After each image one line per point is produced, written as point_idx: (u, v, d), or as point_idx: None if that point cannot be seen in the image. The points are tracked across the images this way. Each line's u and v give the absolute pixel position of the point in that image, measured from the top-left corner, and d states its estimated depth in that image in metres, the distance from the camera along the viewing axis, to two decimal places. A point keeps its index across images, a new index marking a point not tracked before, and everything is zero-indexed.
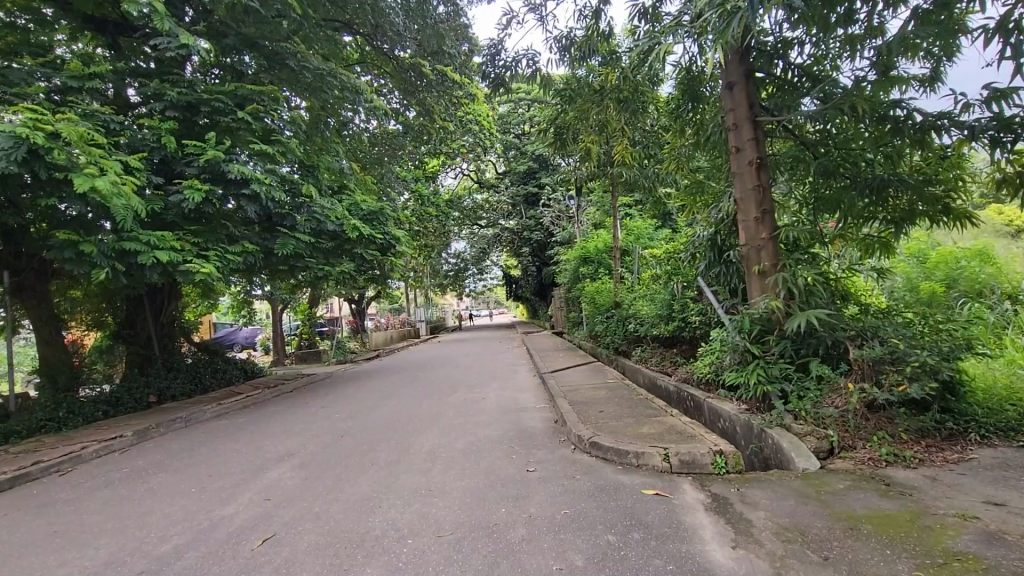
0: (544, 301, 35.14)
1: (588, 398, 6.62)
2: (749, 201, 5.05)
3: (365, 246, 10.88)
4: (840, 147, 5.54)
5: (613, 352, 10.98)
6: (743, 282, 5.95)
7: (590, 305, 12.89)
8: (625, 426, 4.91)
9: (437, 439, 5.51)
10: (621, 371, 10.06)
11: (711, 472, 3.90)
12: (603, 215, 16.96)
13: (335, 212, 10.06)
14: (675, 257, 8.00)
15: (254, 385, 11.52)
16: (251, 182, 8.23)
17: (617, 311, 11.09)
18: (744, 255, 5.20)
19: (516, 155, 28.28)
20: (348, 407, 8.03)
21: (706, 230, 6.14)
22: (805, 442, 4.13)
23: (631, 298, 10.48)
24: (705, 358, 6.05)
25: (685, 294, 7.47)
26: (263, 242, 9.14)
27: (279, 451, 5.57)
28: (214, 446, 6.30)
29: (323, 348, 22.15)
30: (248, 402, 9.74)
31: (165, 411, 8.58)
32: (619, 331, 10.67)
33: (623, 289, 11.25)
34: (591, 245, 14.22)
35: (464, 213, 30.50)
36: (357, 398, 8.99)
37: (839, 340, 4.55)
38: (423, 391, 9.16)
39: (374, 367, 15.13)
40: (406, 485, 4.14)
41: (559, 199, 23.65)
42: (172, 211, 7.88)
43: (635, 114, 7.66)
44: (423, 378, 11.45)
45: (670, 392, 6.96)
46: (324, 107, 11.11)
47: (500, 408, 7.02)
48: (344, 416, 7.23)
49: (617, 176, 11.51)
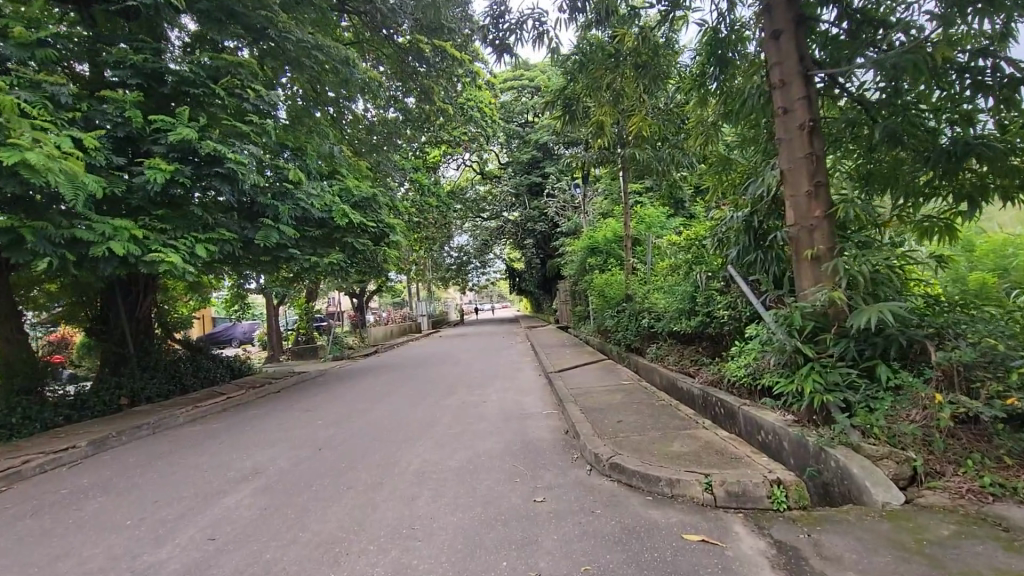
0: (548, 295, 34.28)
1: (602, 403, 5.81)
2: (800, 172, 4.20)
3: (357, 235, 10.05)
4: (896, 112, 4.57)
5: (624, 350, 10.14)
6: (784, 270, 5.11)
7: (599, 299, 12.05)
8: (651, 442, 4.09)
9: (428, 454, 4.70)
10: (634, 370, 9.24)
11: (767, 507, 3.08)
12: (612, 204, 16.10)
13: (323, 198, 9.24)
14: (698, 245, 7.16)
15: (239, 385, 10.74)
16: (226, 163, 7.45)
17: (628, 305, 10.25)
18: (791, 238, 4.35)
19: (520, 144, 27.41)
20: (334, 412, 7.23)
21: (741, 210, 5.30)
22: (882, 467, 3.32)
23: (645, 290, 9.64)
24: (739, 359, 5.22)
25: (710, 286, 6.63)
26: (243, 230, 8.33)
27: (243, 469, 4.76)
28: (176, 459, 5.52)
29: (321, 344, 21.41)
30: (229, 405, 8.96)
31: (134, 415, 7.80)
32: (631, 326, 9.84)
33: (635, 281, 10.40)
34: (599, 235, 13.37)
35: (466, 205, 29.65)
36: (345, 400, 8.20)
37: (915, 340, 3.73)
38: (418, 392, 8.35)
39: (370, 364, 14.34)
40: (385, 521, 3.33)
41: (564, 189, 22.77)
42: (137, 194, 7.14)
43: (652, 83, 6.82)
44: (420, 376, 10.66)
45: (695, 396, 6.13)
46: (313, 85, 10.28)
47: (504, 414, 6.22)
48: (327, 424, 6.41)
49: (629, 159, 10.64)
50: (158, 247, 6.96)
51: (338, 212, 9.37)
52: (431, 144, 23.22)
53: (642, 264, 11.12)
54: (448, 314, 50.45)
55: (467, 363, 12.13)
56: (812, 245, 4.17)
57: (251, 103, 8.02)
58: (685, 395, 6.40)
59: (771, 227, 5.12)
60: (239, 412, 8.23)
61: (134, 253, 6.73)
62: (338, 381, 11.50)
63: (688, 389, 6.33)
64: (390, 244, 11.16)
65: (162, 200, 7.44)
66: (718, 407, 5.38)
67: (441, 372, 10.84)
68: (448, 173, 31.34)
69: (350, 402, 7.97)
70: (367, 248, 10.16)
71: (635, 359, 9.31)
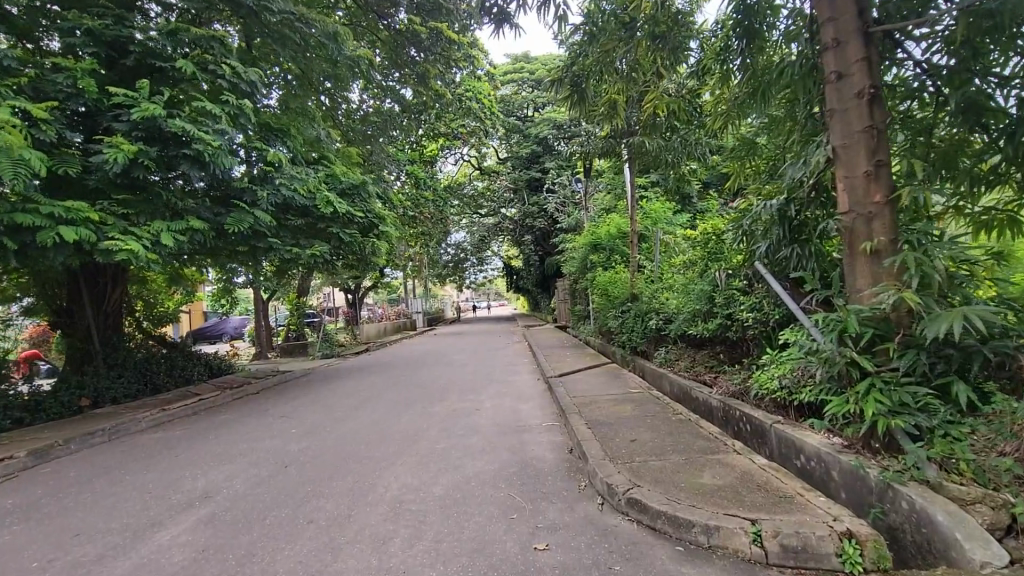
0: (546, 293, 33.61)
1: (612, 417, 5.12)
2: (856, 149, 3.51)
3: (344, 226, 9.34)
4: (963, 83, 3.89)
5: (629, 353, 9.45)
6: (825, 266, 4.44)
7: (602, 299, 11.34)
8: (677, 470, 3.41)
9: (411, 478, 4.01)
10: (641, 375, 8.56)
11: (836, 568, 2.39)
12: (615, 200, 15.41)
13: (307, 185, 8.53)
14: (716, 240, 6.47)
15: (216, 385, 10.02)
16: (195, 144, 6.69)
17: (634, 305, 9.55)
18: (843, 229, 3.65)
19: (519, 138, 26.70)
20: (311, 419, 6.53)
21: (775, 198, 4.62)
22: (973, 514, 2.65)
23: (654, 290, 8.94)
24: (772, 369, 4.54)
25: (731, 285, 5.94)
26: (216, 218, 7.62)
27: (193, 491, 4.05)
28: (124, 473, 4.81)
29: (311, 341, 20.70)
30: (201, 407, 8.24)
31: (92, 419, 7.08)
32: (636, 328, 9.15)
33: (643, 280, 9.68)
34: (602, 230, 12.67)
35: (464, 201, 28.92)
36: (327, 405, 7.50)
37: (1001, 354, 3.05)
38: (406, 396, 7.66)
39: (359, 363, 13.61)
40: (346, 574, 2.63)
41: (565, 185, 22.07)
42: (94, 173, 6.43)
43: (670, 59, 6.11)
44: (411, 378, 9.98)
45: (714, 408, 5.46)
46: (299, 64, 9.54)
47: (499, 425, 5.53)
48: (301, 434, 5.71)
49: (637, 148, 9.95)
50: (117, 233, 6.26)
51: (323, 199, 8.65)
52: (428, 137, 22.50)
53: (650, 262, 10.43)
54: (444, 312, 49.71)
55: (461, 364, 11.42)
56: (869, 237, 3.48)
57: (226, 77, 7.22)
58: (703, 407, 5.71)
59: (813, 217, 4.44)
60: (210, 416, 7.52)
61: (88, 239, 6.03)
62: (324, 382, 10.78)
63: (707, 400, 5.65)
64: (380, 237, 10.43)
65: (124, 183, 6.72)
66: (746, 423, 4.70)
67: (432, 374, 10.14)
68: (446, 167, 30.61)
69: (331, 407, 7.27)
70: (354, 240, 9.44)
71: (642, 364, 8.61)
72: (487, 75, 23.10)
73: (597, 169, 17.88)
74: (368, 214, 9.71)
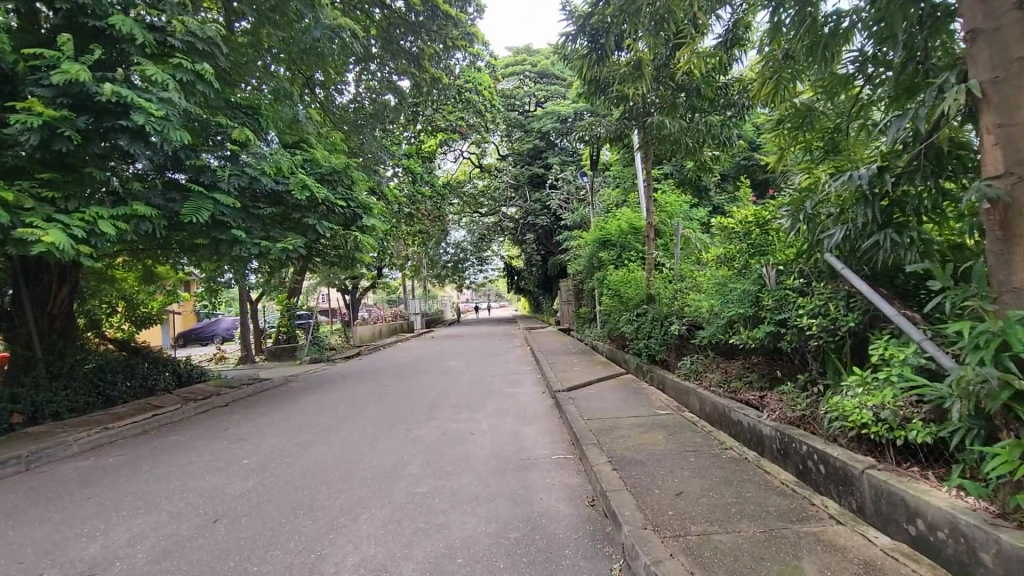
0: (549, 294, 32.44)
1: (642, 450, 4.04)
2: (1020, 83, 2.40)
3: (324, 216, 8.26)
4: None
5: (647, 362, 8.34)
6: (936, 259, 3.34)
7: (614, 301, 10.22)
8: (758, 557, 2.31)
9: (372, 548, 2.90)
10: (663, 387, 7.47)
11: None
12: (625, 194, 14.31)
13: (279, 167, 7.45)
14: (763, 229, 5.41)
15: (183, 396, 8.92)
16: (134, 114, 5.68)
17: (653, 308, 8.44)
18: (990, 203, 2.55)
19: (521, 133, 25.66)
20: (272, 444, 5.44)
21: (864, 168, 3.53)
22: None
23: (678, 291, 7.85)
24: (858, 394, 3.46)
25: (784, 284, 4.85)
26: (168, 204, 6.55)
27: (74, 566, 2.96)
28: (12, 524, 3.72)
29: (301, 344, 19.61)
30: (157, 424, 7.16)
31: (17, 441, 6.00)
32: (655, 333, 8.07)
33: (663, 279, 8.56)
34: (613, 225, 11.55)
35: (464, 199, 27.84)
36: (298, 423, 6.41)
37: None
38: (390, 414, 6.55)
39: (347, 370, 12.50)
40: None
41: (570, 180, 20.96)
42: (14, 149, 5.54)
43: (705, 10, 5.06)
44: (401, 388, 8.88)
45: (768, 437, 4.37)
46: (279, 36, 8.53)
47: (498, 458, 4.44)
48: (252, 468, 4.60)
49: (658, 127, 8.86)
50: (36, 218, 5.20)
51: (298, 183, 7.55)
52: (426, 130, 21.45)
53: (669, 260, 9.31)
54: (445, 314, 48.57)
55: (457, 372, 10.31)
56: None
57: (178, 38, 6.30)
58: (752, 436, 4.62)
59: (916, 193, 3.36)
60: (161, 436, 6.44)
61: None
62: (304, 392, 9.67)
63: (758, 427, 4.55)
64: (367, 230, 9.32)
65: (52, 160, 5.80)
66: (823, 464, 3.61)
67: (425, 384, 9.03)
68: (445, 164, 29.56)
69: (300, 427, 6.17)
70: (335, 232, 8.35)
71: (663, 376, 7.51)
72: (488, 65, 22.08)
73: (605, 162, 16.78)
74: (351, 202, 8.58)
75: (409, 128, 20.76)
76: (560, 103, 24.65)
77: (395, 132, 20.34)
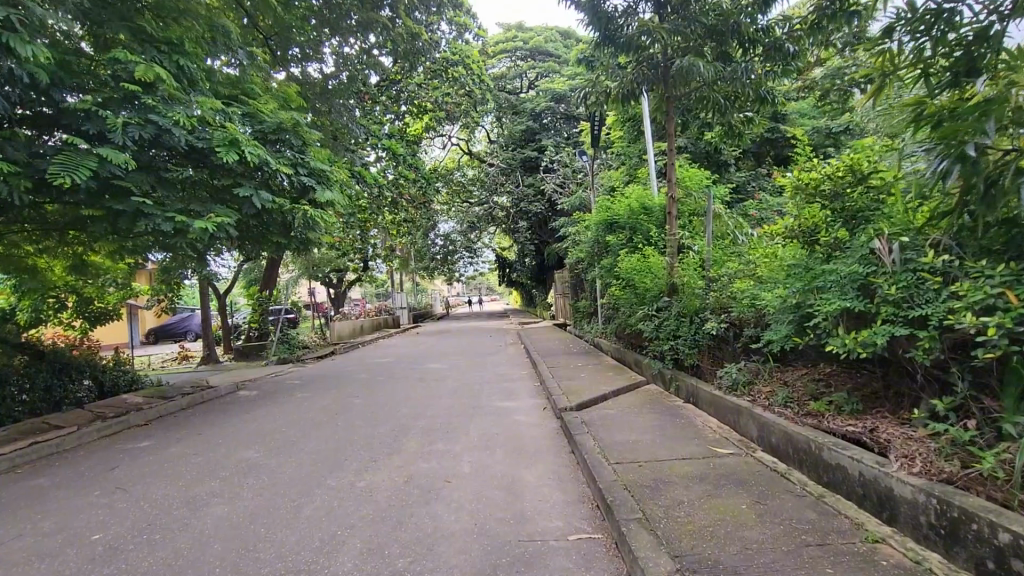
0: (543, 287, 30.71)
1: (726, 538, 2.41)
2: None
3: (265, 186, 6.54)
4: None
5: (673, 370, 6.71)
6: None
7: (624, 294, 8.55)
8: None
9: None
10: (697, 402, 5.87)
11: None
12: (630, 173, 12.68)
13: (201, 118, 5.73)
14: (866, 190, 3.84)
15: (95, 412, 7.15)
16: None
17: (681, 301, 6.79)
18: None
19: (512, 114, 23.88)
20: (156, 501, 3.74)
21: None
22: None
23: (719, 282, 6.23)
24: None
25: (914, 264, 3.24)
26: (34, 161, 4.82)
27: None
28: None
29: (271, 341, 17.83)
30: (35, 453, 5.41)
31: None
32: (685, 331, 6.47)
33: (696, 266, 6.89)
34: (621, 204, 9.81)
35: (452, 187, 25.99)
36: (214, 458, 4.73)
37: None
38: (340, 444, 4.88)
39: (310, 375, 10.72)
40: None
41: (566, 161, 19.21)
42: None
43: None
44: (366, 400, 7.20)
45: (913, 503, 2.77)
46: None
47: (481, 540, 2.79)
48: (94, 556, 2.92)
49: (685, 75, 7.22)
50: None
51: (224, 138, 5.79)
52: (411, 110, 19.72)
53: (695, 242, 7.66)
54: (433, 309, 46.72)
55: (437, 379, 8.60)
56: None
57: None
58: (875, 496, 3.02)
59: None
60: (23, 477, 4.70)
61: None
62: (249, 404, 7.91)
63: (889, 483, 2.96)
64: (326, 206, 7.58)
65: None
66: None
67: (396, 396, 7.31)
68: (431, 149, 27.72)
69: (212, 467, 4.49)
70: (281, 207, 6.63)
71: (697, 389, 5.89)
72: (476, 37, 20.29)
73: (607, 140, 15.14)
74: (302, 169, 6.81)
75: (390, 105, 18.90)
76: (554, 81, 22.97)
77: (375, 110, 18.53)
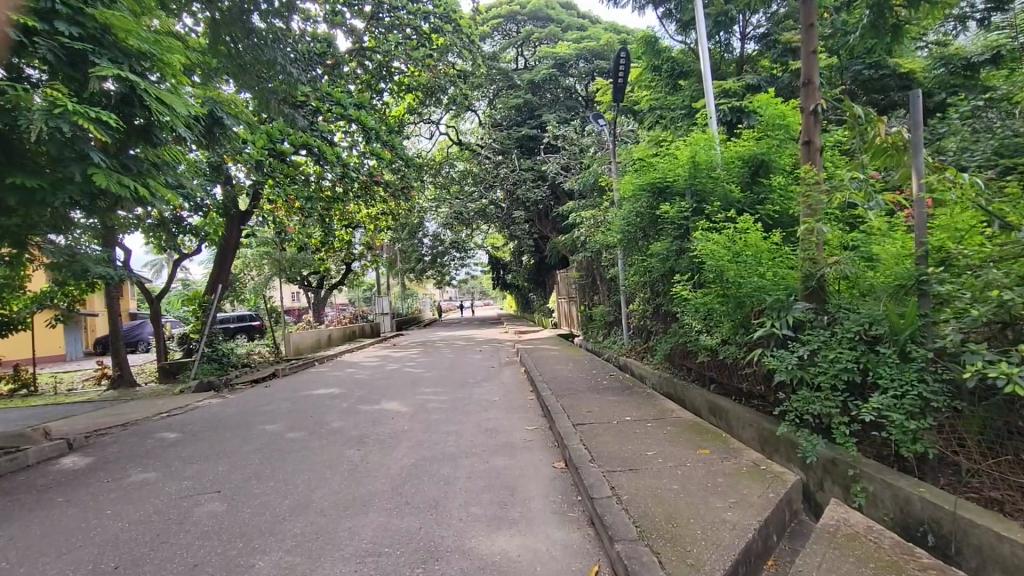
0: (542, 290, 27.18)
1: None
2: None
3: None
4: None
5: (843, 451, 3.29)
6: None
7: (695, 297, 5.04)
8: None
9: None
10: (965, 554, 2.45)
11: None
12: (666, 129, 9.41)
13: None
14: None
15: None
16: None
17: (865, 311, 3.40)
18: None
19: (507, 89, 20.53)
20: None
21: None
22: None
23: (979, 262, 2.88)
24: None
25: None
26: None
27: None
28: None
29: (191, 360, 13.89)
30: None
31: None
32: (891, 376, 2.99)
33: (893, 240, 3.53)
34: (674, 159, 6.29)
35: (438, 180, 21.71)
36: None
37: None
38: None
39: (207, 419, 7.11)
40: None
41: (573, 137, 15.82)
42: None
43: None
44: (228, 503, 3.67)
45: None
46: None
47: None
48: None
49: None
50: None
51: None
52: (391, 88, 16.01)
53: (865, 197, 3.95)
54: (423, 315, 42.95)
55: (384, 442, 5.07)
56: None
57: None
58: None
59: None
60: None
61: None
62: (38, 495, 4.36)
63: None
64: (154, 134, 4.53)
65: None
66: None
67: (288, 494, 3.76)
68: (417, 137, 24.11)
69: None
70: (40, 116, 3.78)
71: (967, 524, 2.45)
72: None
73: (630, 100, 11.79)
74: (66, 23, 3.98)
75: (361, 73, 15.21)
76: (557, 47, 19.74)
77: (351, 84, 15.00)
